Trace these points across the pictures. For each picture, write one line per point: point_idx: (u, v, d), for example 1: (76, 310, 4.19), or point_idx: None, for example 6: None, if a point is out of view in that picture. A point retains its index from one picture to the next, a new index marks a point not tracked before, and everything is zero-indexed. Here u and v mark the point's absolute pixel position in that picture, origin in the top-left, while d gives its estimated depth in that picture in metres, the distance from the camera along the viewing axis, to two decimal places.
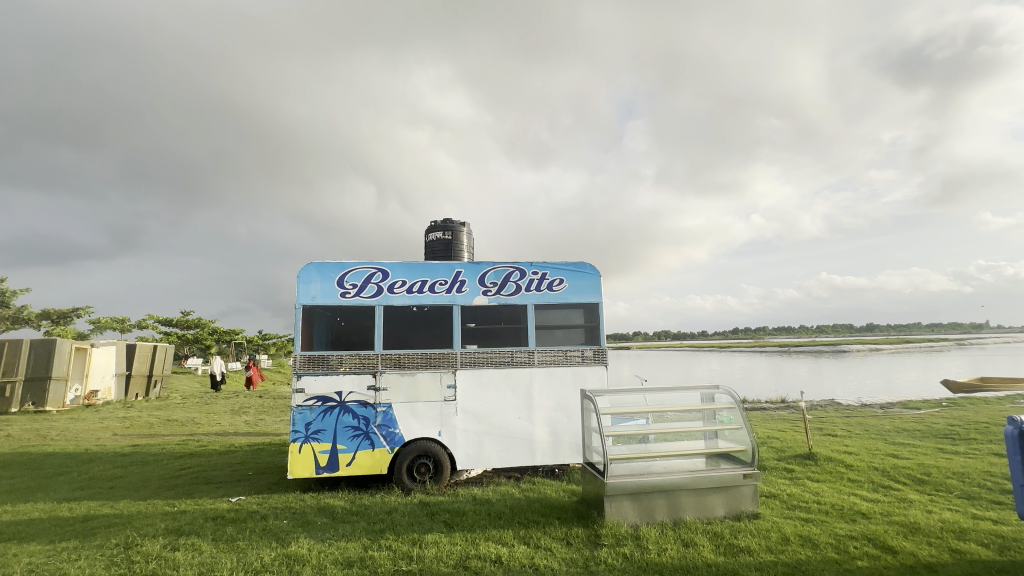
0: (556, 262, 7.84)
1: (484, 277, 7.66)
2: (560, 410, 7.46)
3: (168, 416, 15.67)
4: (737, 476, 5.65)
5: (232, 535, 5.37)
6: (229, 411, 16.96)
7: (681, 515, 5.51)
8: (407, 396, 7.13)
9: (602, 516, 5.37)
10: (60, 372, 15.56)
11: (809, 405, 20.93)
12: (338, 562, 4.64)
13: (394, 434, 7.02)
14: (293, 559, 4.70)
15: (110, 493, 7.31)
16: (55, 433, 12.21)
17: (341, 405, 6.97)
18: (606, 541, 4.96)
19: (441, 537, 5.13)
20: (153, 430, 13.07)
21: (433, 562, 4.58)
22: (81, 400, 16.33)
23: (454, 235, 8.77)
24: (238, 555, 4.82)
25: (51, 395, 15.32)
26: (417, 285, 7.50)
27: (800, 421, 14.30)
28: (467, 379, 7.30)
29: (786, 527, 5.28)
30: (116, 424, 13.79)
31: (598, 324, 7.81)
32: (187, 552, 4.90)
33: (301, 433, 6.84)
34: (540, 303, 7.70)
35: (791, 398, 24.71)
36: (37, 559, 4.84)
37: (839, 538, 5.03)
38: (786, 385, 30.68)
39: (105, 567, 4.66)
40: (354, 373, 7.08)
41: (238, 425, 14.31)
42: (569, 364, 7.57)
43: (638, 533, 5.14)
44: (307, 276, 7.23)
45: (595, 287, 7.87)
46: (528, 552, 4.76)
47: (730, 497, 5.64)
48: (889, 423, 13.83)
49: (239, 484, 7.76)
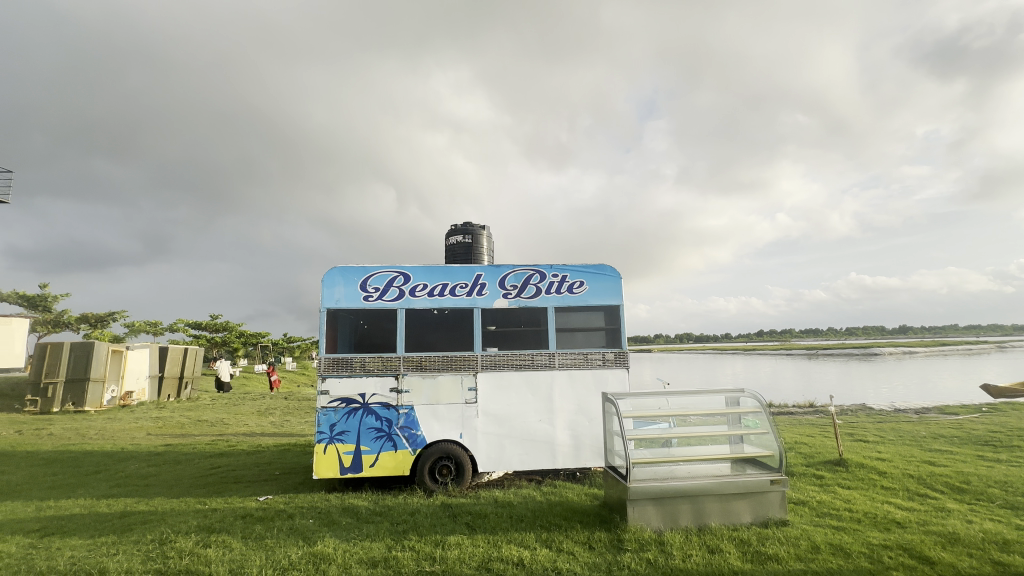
0: (576, 265, 7.81)
1: (504, 280, 7.69)
2: (580, 413, 7.41)
3: (199, 416, 16.14)
4: (764, 482, 5.51)
5: (260, 533, 5.50)
6: (257, 412, 17.44)
7: (706, 521, 5.42)
8: (428, 398, 7.20)
9: (625, 520, 5.32)
10: (98, 374, 16.23)
11: (839, 410, 20.32)
12: (363, 562, 4.70)
13: (417, 436, 7.10)
14: (319, 558, 4.78)
15: (145, 490, 7.60)
16: (93, 432, 12.73)
17: (365, 407, 7.09)
18: (629, 545, 4.90)
19: (463, 539, 5.15)
20: (184, 431, 13.50)
21: (456, 563, 4.61)
22: (117, 400, 17.01)
23: (474, 239, 8.83)
24: (267, 553, 4.93)
25: (90, 395, 15.98)
26: (437, 289, 7.56)
27: (829, 427, 13.89)
28: (488, 382, 7.33)
29: (817, 535, 5.14)
30: (150, 424, 14.30)
31: (619, 326, 7.73)
32: (218, 549, 5.03)
33: (326, 433, 6.98)
34: (560, 306, 7.69)
35: (821, 402, 24.01)
36: (79, 552, 5.07)
37: (873, 548, 4.86)
38: (815, 389, 29.95)
39: (142, 561, 4.83)
40: (377, 374, 7.19)
41: (266, 425, 14.74)
42: (590, 367, 7.53)
43: (662, 538, 5.07)
44: (331, 280, 7.40)
45: (616, 288, 7.82)
46: (550, 555, 4.75)
47: (756, 502, 5.51)
48: (924, 429, 13.27)
49: (266, 483, 7.98)
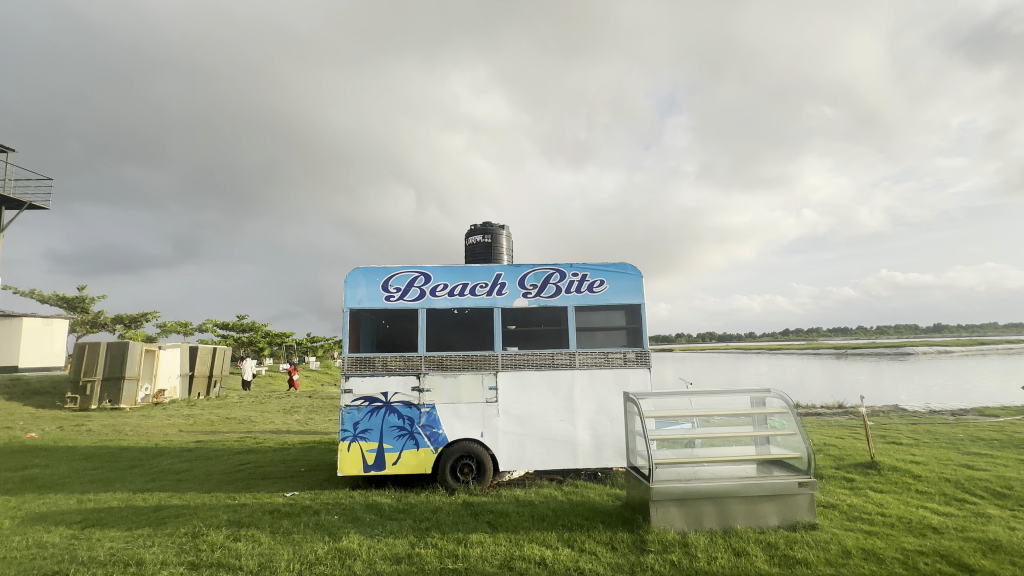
0: (597, 263, 7.77)
1: (524, 279, 7.69)
2: (601, 412, 7.37)
3: (228, 413, 16.63)
4: (792, 484, 5.38)
5: (288, 528, 5.64)
6: (283, 410, 17.84)
7: (731, 523, 5.32)
8: (449, 397, 7.26)
9: (648, 521, 5.27)
10: (132, 372, 16.87)
11: (870, 411, 19.69)
12: (387, 558, 4.77)
13: (438, 434, 7.16)
14: (345, 553, 4.87)
15: (178, 485, 7.87)
16: (128, 429, 13.23)
17: (387, 406, 7.18)
18: (652, 547, 4.85)
19: (485, 538, 5.17)
20: (214, 428, 13.91)
21: (479, 561, 4.63)
22: (150, 398, 17.65)
23: (493, 239, 8.86)
24: (294, 548, 5.04)
25: (125, 393, 16.62)
26: (458, 288, 7.61)
27: (859, 429, 13.48)
28: (509, 381, 7.35)
29: (847, 540, 4.99)
30: (181, 421, 14.78)
31: (640, 325, 7.65)
32: (247, 543, 5.17)
33: (350, 431, 7.10)
34: (581, 305, 7.66)
35: (851, 403, 23.31)
36: (118, 543, 5.28)
37: (907, 554, 4.70)
38: (845, 390, 29.06)
39: (177, 553, 5.00)
40: (399, 373, 7.29)
41: (291, 423, 15.07)
42: (611, 366, 7.47)
43: (686, 540, 5.00)
44: (354, 281, 7.52)
45: (637, 287, 7.74)
46: (573, 555, 4.74)
47: (784, 505, 5.39)
48: (962, 431, 12.75)
49: (292, 479, 8.17)
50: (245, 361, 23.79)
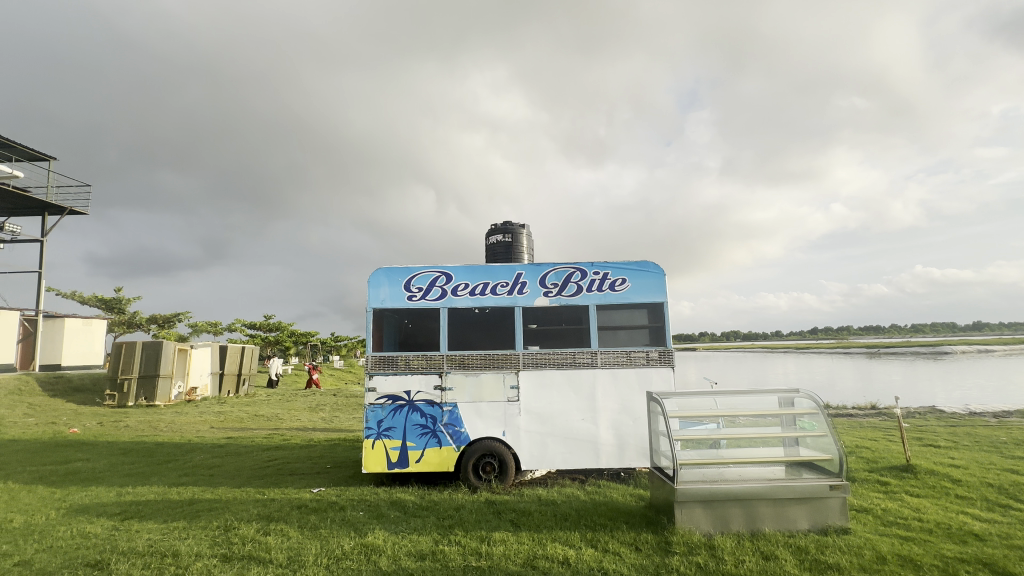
0: (618, 262, 7.70)
1: (545, 278, 7.67)
2: (624, 412, 7.30)
3: (256, 411, 17.09)
4: (822, 487, 5.23)
5: (315, 523, 5.77)
6: (308, 408, 18.24)
7: (760, 527, 5.21)
8: (471, 395, 7.30)
9: (673, 522, 5.20)
10: (166, 371, 17.49)
11: (905, 412, 18.96)
12: (412, 554, 4.83)
13: (460, 433, 7.22)
14: (370, 548, 4.96)
15: (210, 480, 8.14)
16: (163, 425, 13.73)
17: (410, 404, 7.27)
18: (677, 548, 4.79)
19: (508, 536, 5.19)
20: (243, 425, 14.31)
21: (502, 560, 4.65)
22: (183, 395, 18.28)
23: (514, 238, 8.87)
24: (321, 543, 5.15)
25: (160, 390, 17.25)
26: (479, 287, 7.65)
27: (894, 431, 13.01)
28: (531, 380, 7.34)
29: (882, 545, 4.83)
30: (212, 418, 15.26)
31: (663, 324, 7.55)
32: (277, 537, 5.31)
33: (374, 429, 7.22)
34: (602, 303, 7.60)
35: (884, 404, 22.51)
36: (155, 535, 5.49)
37: (947, 561, 4.51)
38: (878, 390, 28.06)
39: (210, 545, 5.17)
40: (421, 372, 7.36)
41: (316, 421, 15.39)
42: (634, 365, 7.40)
43: (712, 542, 4.92)
44: (377, 281, 7.64)
45: (660, 285, 7.63)
46: (596, 555, 4.71)
47: (814, 509, 5.24)
48: (1005, 434, 12.18)
49: (319, 476, 8.35)
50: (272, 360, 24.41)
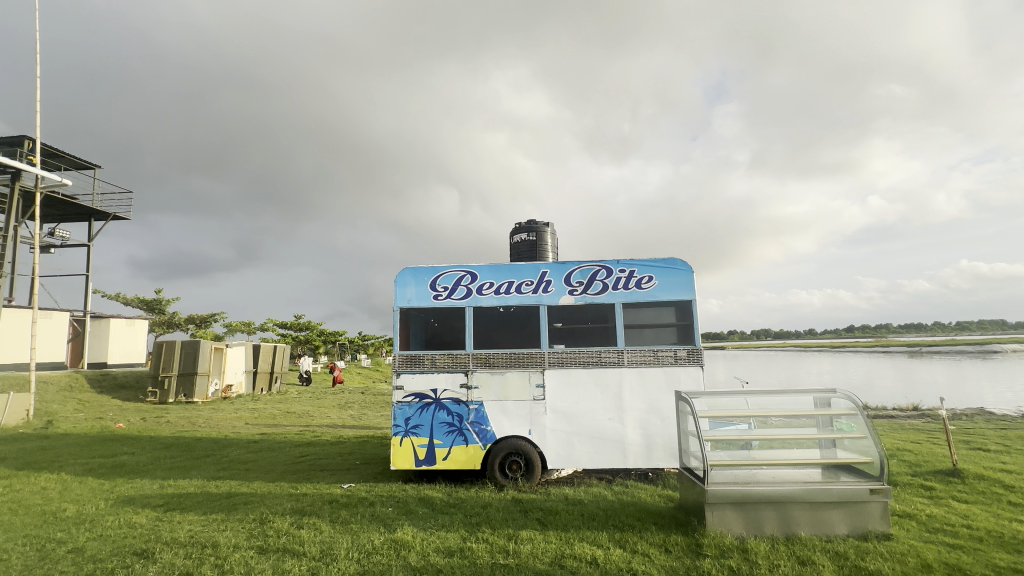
0: (644, 259, 7.60)
1: (570, 277, 7.63)
2: (651, 412, 7.19)
3: (288, 408, 17.58)
4: (862, 491, 5.04)
5: (346, 518, 5.90)
6: (338, 406, 18.64)
7: (795, 530, 5.05)
8: (497, 394, 7.33)
9: (703, 524, 5.10)
10: (203, 369, 18.18)
11: (951, 414, 18.04)
12: (440, 550, 4.88)
13: (486, 431, 7.25)
14: (400, 544, 5.04)
15: (246, 474, 8.43)
16: (201, 421, 14.28)
17: (437, 402, 7.35)
18: (708, 551, 4.69)
19: (535, 535, 5.19)
20: (276, 421, 14.74)
21: (530, 558, 4.65)
22: (220, 392, 18.98)
23: (538, 236, 8.86)
24: (352, 537, 5.27)
25: (198, 388, 17.95)
26: (504, 286, 7.66)
27: (939, 433, 12.41)
28: (556, 379, 7.32)
29: (928, 553, 4.61)
30: (246, 415, 15.78)
31: (692, 322, 7.39)
32: (310, 531, 5.45)
33: (401, 427, 7.33)
34: (628, 302, 7.51)
35: (927, 405, 21.49)
36: (196, 526, 5.72)
37: (999, 571, 4.28)
38: (921, 391, 26.80)
39: (247, 537, 5.36)
40: (447, 370, 7.44)
41: (346, 418, 15.73)
42: (661, 364, 7.28)
43: (745, 545, 4.80)
44: (403, 280, 7.74)
45: (688, 283, 7.47)
46: (625, 556, 4.66)
47: (854, 513, 5.05)
48: None
49: (349, 472, 8.54)
50: (303, 359, 25.09)
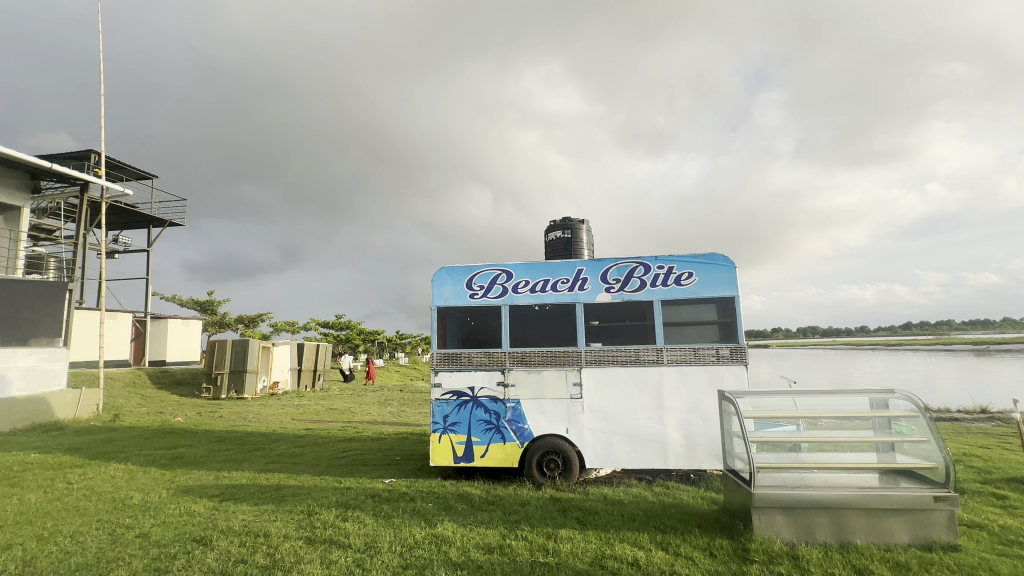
0: (683, 255, 7.40)
1: (606, 274, 7.52)
2: (693, 411, 7.00)
3: (331, 405, 18.20)
4: (925, 498, 4.72)
5: (388, 512, 6.05)
6: (378, 402, 19.16)
7: (850, 538, 4.80)
8: (534, 392, 7.32)
9: (750, 529, 4.92)
10: (252, 366, 19.10)
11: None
12: (480, 547, 4.93)
13: (524, 429, 7.27)
14: (440, 539, 5.12)
15: (294, 467, 8.80)
16: (251, 416, 15.00)
17: (474, 400, 7.42)
18: (756, 557, 4.52)
19: (574, 534, 5.16)
20: (319, 417, 15.29)
21: (570, 557, 4.63)
22: (268, 389, 19.89)
23: (573, 233, 8.79)
24: (394, 531, 5.40)
25: (247, 384, 18.87)
26: (540, 284, 7.64)
27: (1013, 438, 11.47)
28: (593, 377, 7.25)
29: (1001, 567, 4.27)
30: (292, 410, 16.45)
31: (735, 320, 7.14)
32: (354, 523, 5.63)
33: (440, 424, 7.45)
34: (667, 299, 7.34)
35: (997, 408, 19.93)
36: (249, 516, 6.01)
37: None
38: (989, 392, 24.89)
39: (296, 528, 5.58)
40: (484, 368, 7.50)
41: (385, 415, 16.13)
42: (702, 363, 7.07)
43: (796, 552, 4.60)
44: (440, 280, 7.86)
45: (730, 279, 7.21)
46: (667, 558, 4.56)
47: (915, 521, 4.74)
48: None
49: (390, 467, 8.76)
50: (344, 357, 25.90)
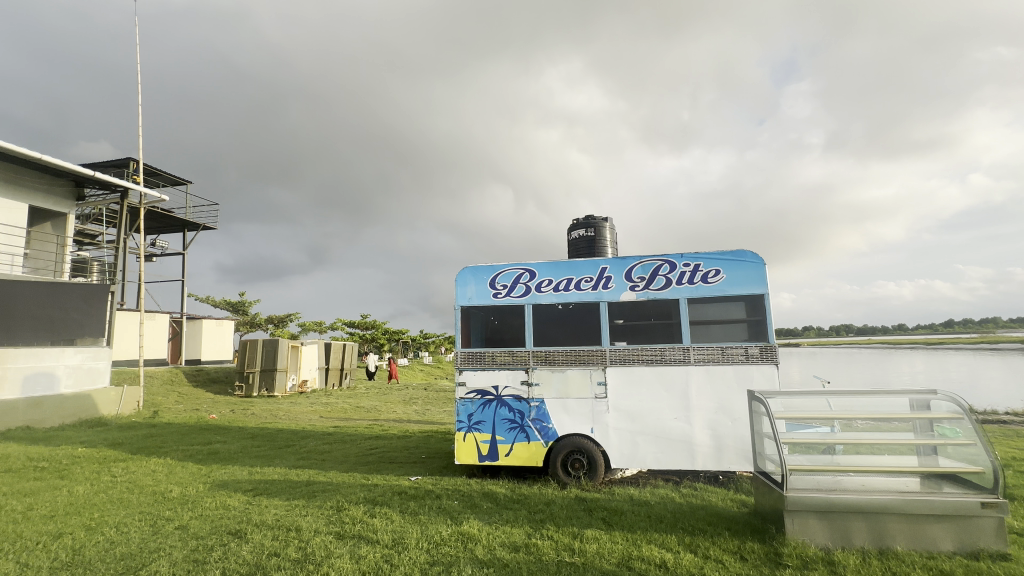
0: (710, 252, 7.24)
1: (631, 272, 7.44)
2: (721, 412, 6.85)
3: (358, 403, 18.56)
4: (970, 504, 4.51)
5: (415, 509, 6.13)
6: (403, 401, 19.42)
7: (889, 544, 4.62)
8: (558, 391, 7.30)
9: (783, 533, 4.78)
10: (282, 365, 19.65)
11: None
12: (506, 545, 4.94)
13: (548, 429, 7.25)
14: (466, 537, 5.15)
15: (323, 464, 9.01)
16: (281, 414, 15.42)
17: (498, 399, 7.45)
18: (789, 562, 4.39)
19: (601, 535, 5.12)
20: (347, 415, 15.61)
21: (596, 558, 4.59)
22: (297, 387, 20.43)
23: (597, 232, 8.71)
24: (420, 528, 5.46)
25: (278, 382, 19.42)
26: (563, 283, 7.60)
27: None
28: (618, 376, 7.17)
29: None
30: (321, 408, 16.84)
31: (764, 318, 6.95)
32: (382, 520, 5.72)
33: (465, 423, 7.50)
34: (694, 297, 7.21)
35: None
36: (281, 510, 6.19)
37: None
38: None
39: (326, 523, 5.71)
40: (508, 367, 7.51)
41: (410, 413, 16.33)
42: (731, 362, 6.91)
43: (831, 557, 4.45)
44: (464, 279, 7.91)
45: (759, 276, 7.02)
46: (696, 560, 4.48)
47: (961, 528, 4.53)
48: None
49: (415, 464, 8.87)
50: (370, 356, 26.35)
